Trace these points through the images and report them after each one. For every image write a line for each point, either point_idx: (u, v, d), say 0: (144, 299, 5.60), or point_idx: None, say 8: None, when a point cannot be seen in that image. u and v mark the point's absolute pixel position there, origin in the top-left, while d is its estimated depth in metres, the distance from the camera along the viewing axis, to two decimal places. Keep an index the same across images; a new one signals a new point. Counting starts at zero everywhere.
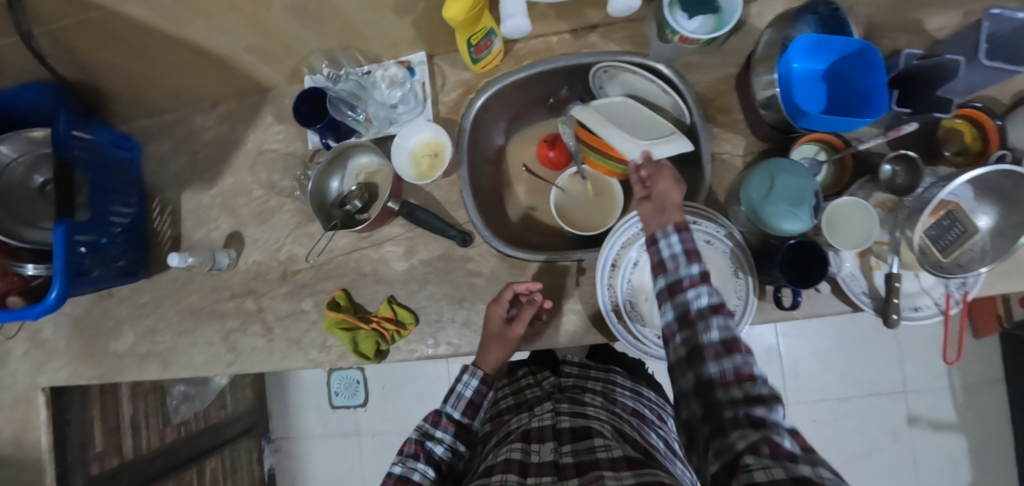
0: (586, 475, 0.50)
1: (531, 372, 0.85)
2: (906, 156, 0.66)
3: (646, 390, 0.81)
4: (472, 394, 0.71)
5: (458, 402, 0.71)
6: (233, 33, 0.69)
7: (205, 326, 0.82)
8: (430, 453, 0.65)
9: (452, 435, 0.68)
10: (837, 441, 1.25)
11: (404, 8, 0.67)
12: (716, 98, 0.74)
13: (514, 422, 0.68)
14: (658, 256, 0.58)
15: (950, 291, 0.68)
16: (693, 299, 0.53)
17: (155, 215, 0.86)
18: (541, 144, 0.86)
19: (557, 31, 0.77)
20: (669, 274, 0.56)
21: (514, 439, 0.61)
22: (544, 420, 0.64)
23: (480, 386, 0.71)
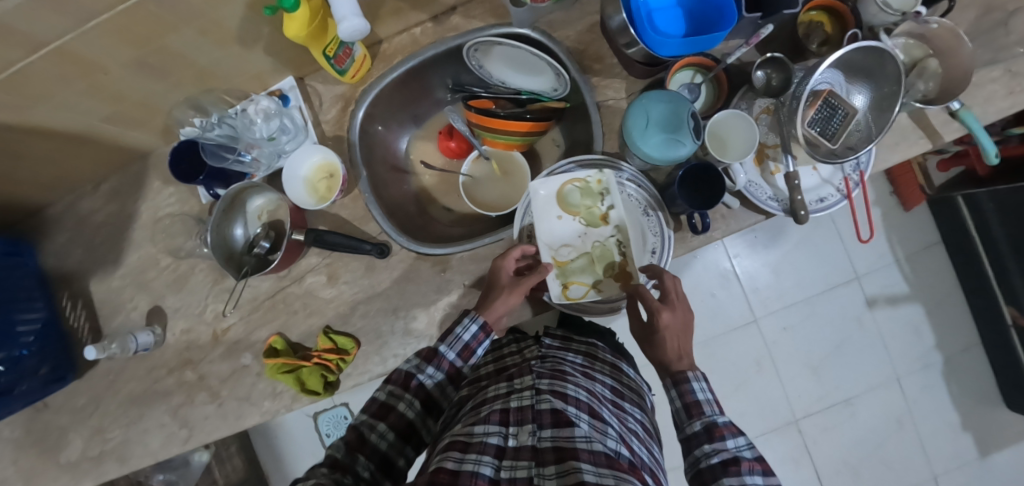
0: (564, 466, 0.48)
1: (514, 339, 0.82)
2: (772, 59, 0.68)
3: (626, 367, 0.81)
4: (472, 340, 0.64)
5: (456, 344, 0.64)
6: (82, 107, 0.66)
7: (151, 410, 0.79)
8: (418, 387, 0.61)
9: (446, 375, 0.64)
10: (811, 340, 1.29)
11: (248, 36, 0.65)
12: (587, 48, 0.74)
13: (492, 391, 0.63)
14: (692, 396, 0.59)
15: (848, 174, 0.71)
16: (733, 447, 0.53)
17: (69, 312, 0.82)
18: (441, 136, 0.87)
19: (418, 22, 0.76)
20: (705, 417, 0.57)
21: (490, 414, 0.57)
22: (523, 399, 0.59)
23: (480, 334, 0.65)
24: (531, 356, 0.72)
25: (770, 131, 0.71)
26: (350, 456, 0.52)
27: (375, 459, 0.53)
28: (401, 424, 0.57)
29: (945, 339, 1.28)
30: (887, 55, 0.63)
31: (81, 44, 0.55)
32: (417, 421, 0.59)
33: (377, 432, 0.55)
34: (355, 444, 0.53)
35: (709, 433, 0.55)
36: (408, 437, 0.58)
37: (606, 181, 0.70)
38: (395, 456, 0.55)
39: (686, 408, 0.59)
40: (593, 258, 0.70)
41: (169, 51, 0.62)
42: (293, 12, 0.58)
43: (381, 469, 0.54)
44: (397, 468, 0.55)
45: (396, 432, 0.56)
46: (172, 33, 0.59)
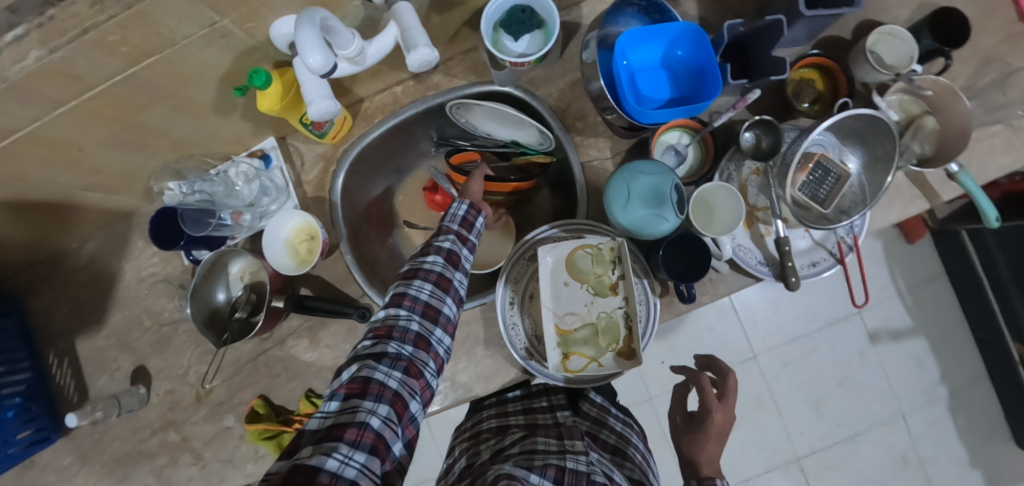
0: None
1: (546, 391, 0.88)
2: (762, 121, 0.66)
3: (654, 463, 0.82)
4: (466, 214, 0.65)
5: (453, 219, 0.64)
6: (59, 180, 0.65)
7: (136, 471, 0.79)
8: (438, 250, 0.60)
9: (456, 237, 0.62)
10: (821, 371, 1.26)
11: (223, 106, 0.64)
12: (569, 107, 0.73)
13: (542, 445, 0.66)
14: None
15: (841, 238, 0.68)
16: None
17: (56, 370, 0.82)
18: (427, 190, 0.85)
19: (399, 80, 0.75)
20: None
21: (547, 466, 0.60)
22: (578, 463, 0.62)
23: (472, 210, 0.65)
24: (569, 420, 0.76)
25: (760, 194, 0.69)
26: (393, 314, 0.53)
27: (418, 309, 0.54)
28: (432, 277, 0.57)
29: (952, 373, 1.24)
30: (882, 124, 0.61)
31: (51, 129, 0.54)
32: (447, 275, 0.59)
33: (412, 287, 0.56)
34: (396, 300, 0.55)
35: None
36: (444, 288, 0.57)
37: (619, 249, 0.63)
38: (438, 306, 0.56)
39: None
40: (599, 328, 0.64)
41: (142, 126, 0.61)
42: (265, 90, 0.57)
43: (427, 320, 0.55)
44: (442, 317, 0.56)
45: (432, 284, 0.57)
46: (143, 111, 0.58)
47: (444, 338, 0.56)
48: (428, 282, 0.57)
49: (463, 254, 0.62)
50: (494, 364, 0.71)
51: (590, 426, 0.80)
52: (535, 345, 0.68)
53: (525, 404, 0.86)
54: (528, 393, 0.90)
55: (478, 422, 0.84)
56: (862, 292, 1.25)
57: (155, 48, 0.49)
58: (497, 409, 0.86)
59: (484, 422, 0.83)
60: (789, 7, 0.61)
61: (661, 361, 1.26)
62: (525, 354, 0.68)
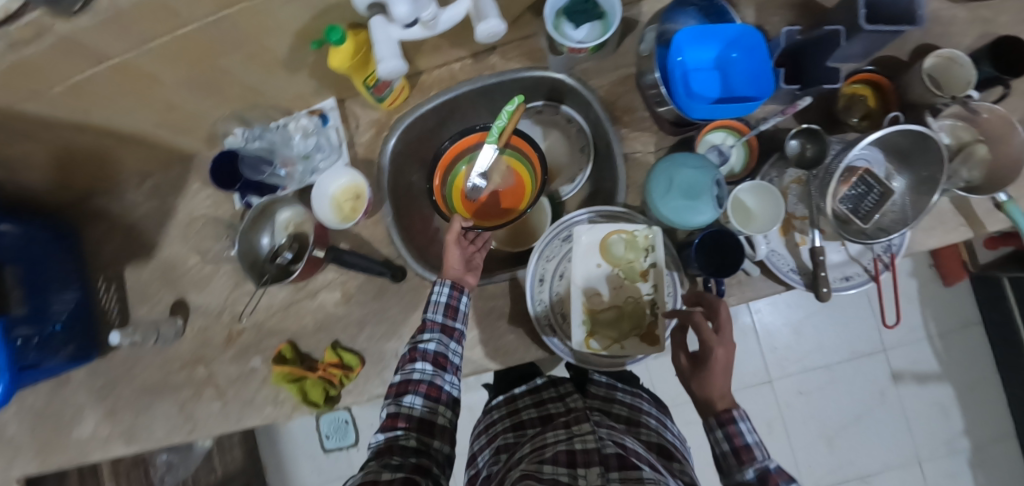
0: None
1: (552, 383, 0.90)
2: (808, 129, 0.67)
3: (670, 424, 0.83)
4: (449, 300, 0.68)
5: (437, 308, 0.68)
6: (136, 113, 0.70)
7: (162, 399, 0.82)
8: (424, 352, 0.65)
9: (442, 333, 0.67)
10: (838, 412, 1.23)
11: (295, 61, 0.68)
12: (618, 100, 0.75)
13: (551, 437, 0.67)
14: (742, 439, 0.55)
15: (878, 255, 0.68)
16: None
17: (102, 294, 0.87)
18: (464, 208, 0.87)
19: (457, 58, 0.78)
20: (757, 462, 0.54)
21: (557, 454, 0.61)
22: (586, 441, 0.64)
23: (454, 292, 0.69)
24: (577, 404, 0.77)
25: (800, 203, 0.70)
26: (390, 436, 0.60)
27: (413, 426, 0.61)
28: (422, 388, 0.63)
29: (976, 425, 1.19)
30: (931, 142, 0.60)
31: (143, 61, 0.60)
32: (437, 381, 0.65)
33: (404, 405, 0.62)
34: (391, 421, 0.62)
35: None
36: (435, 396, 0.64)
37: (654, 238, 0.65)
38: (431, 416, 0.63)
39: (735, 450, 0.55)
40: (625, 310, 0.66)
41: (217, 71, 0.66)
42: (339, 46, 0.61)
43: (424, 431, 0.62)
44: (438, 426, 0.63)
45: (423, 395, 0.63)
46: (223, 56, 0.63)
47: (444, 443, 0.63)
48: (419, 395, 0.63)
49: (450, 350, 0.68)
50: (516, 340, 0.72)
51: (599, 403, 0.80)
52: (559, 324, 0.70)
53: (535, 396, 0.87)
54: (534, 385, 0.91)
55: (491, 424, 0.86)
56: (893, 310, 1.21)
57: None
58: (508, 407, 0.87)
59: (496, 423, 0.85)
60: (848, 21, 0.62)
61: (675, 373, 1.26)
62: (548, 330, 0.69)
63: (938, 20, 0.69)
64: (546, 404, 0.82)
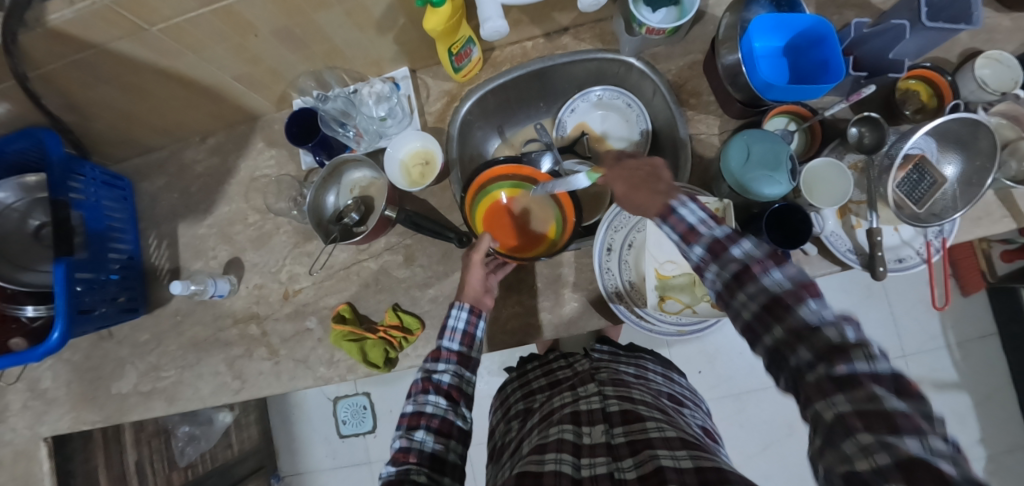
0: (641, 455, 0.52)
1: (562, 355, 0.88)
2: (868, 118, 0.71)
3: (676, 377, 0.84)
4: (466, 327, 0.65)
5: (454, 336, 0.65)
6: (222, 63, 0.71)
7: (210, 356, 0.81)
8: (438, 385, 0.61)
9: (457, 365, 0.63)
10: None
11: (385, 24, 0.71)
12: (686, 83, 0.78)
13: (557, 401, 0.69)
14: (686, 224, 0.52)
15: (930, 240, 0.71)
16: (741, 255, 0.48)
17: (153, 249, 0.86)
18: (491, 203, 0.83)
19: (531, 36, 0.81)
20: (702, 239, 0.51)
21: (562, 419, 0.62)
22: (592, 402, 0.65)
23: (472, 318, 0.65)
24: (584, 367, 0.78)
25: (857, 188, 0.73)
26: (400, 472, 0.53)
27: (424, 463, 0.54)
28: (434, 423, 0.57)
29: (990, 434, 1.22)
30: (984, 128, 0.66)
31: (246, 6, 0.61)
32: (450, 416, 0.59)
33: (415, 441, 0.55)
34: (400, 456, 0.55)
35: (811, 346, 0.41)
36: (448, 432, 0.57)
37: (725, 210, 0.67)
38: (443, 453, 0.56)
39: (770, 312, 0.44)
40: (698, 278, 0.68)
41: (313, 25, 0.68)
42: (438, 7, 0.64)
43: (435, 471, 0.54)
44: (449, 464, 0.56)
45: (435, 431, 0.57)
46: (323, 9, 0.65)
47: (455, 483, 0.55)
48: (430, 430, 0.56)
49: (465, 383, 0.63)
50: (579, 308, 0.74)
51: (605, 362, 0.79)
52: (627, 294, 0.71)
53: (545, 367, 0.85)
54: (544, 358, 0.89)
55: (506, 396, 0.84)
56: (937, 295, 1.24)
57: None
58: (520, 381, 0.85)
59: (510, 394, 0.83)
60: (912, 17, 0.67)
61: (699, 370, 1.28)
62: (616, 298, 0.71)
63: (984, 27, 0.75)
64: (553, 367, 0.83)
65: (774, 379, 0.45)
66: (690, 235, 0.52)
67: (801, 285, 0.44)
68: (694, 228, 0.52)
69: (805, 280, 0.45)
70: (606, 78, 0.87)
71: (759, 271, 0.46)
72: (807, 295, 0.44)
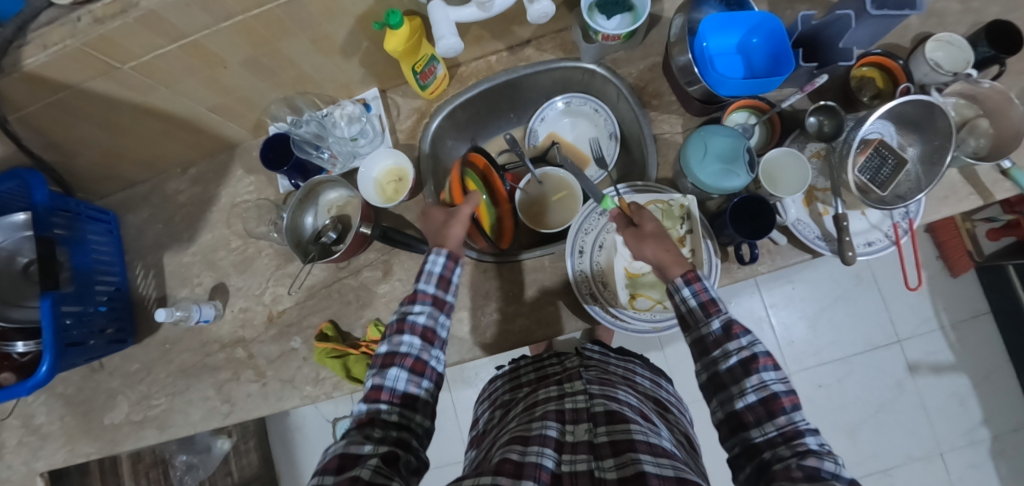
0: (622, 457, 0.53)
1: (557, 354, 0.88)
2: (826, 107, 0.72)
3: (664, 383, 0.85)
4: (443, 271, 0.66)
5: (430, 279, 0.66)
6: (195, 96, 0.74)
7: (199, 382, 0.82)
8: (413, 325, 0.62)
9: (433, 306, 0.64)
10: (842, 406, 1.24)
11: (349, 48, 0.73)
12: (647, 85, 0.80)
13: (543, 394, 0.69)
14: (707, 294, 0.57)
15: (897, 221, 0.72)
16: (752, 344, 0.53)
17: (141, 280, 0.88)
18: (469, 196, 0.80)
19: (494, 50, 0.84)
20: (721, 314, 0.56)
21: (547, 415, 0.62)
22: (577, 402, 0.65)
23: (449, 263, 0.66)
24: (575, 364, 0.78)
25: (820, 176, 0.74)
26: (372, 410, 0.56)
27: (395, 402, 0.57)
28: (408, 362, 0.59)
29: (994, 415, 1.20)
30: (939, 109, 0.66)
31: (212, 39, 0.63)
32: (424, 356, 0.61)
33: (389, 378, 0.58)
34: (374, 393, 0.58)
35: (792, 446, 0.48)
36: (421, 371, 0.60)
37: (689, 206, 0.70)
38: (415, 392, 0.59)
39: (765, 404, 0.51)
40: None
41: (279, 54, 0.70)
42: (397, 29, 0.66)
43: (406, 411, 0.57)
44: (420, 402, 0.59)
45: (409, 370, 0.59)
46: (288, 37, 0.67)
47: (426, 420, 0.59)
48: (404, 369, 0.59)
49: (440, 325, 0.64)
50: (555, 311, 0.75)
51: (595, 362, 0.79)
52: (600, 294, 0.72)
53: (536, 363, 0.86)
54: (537, 357, 0.89)
55: (494, 389, 0.86)
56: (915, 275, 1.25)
57: None
58: (511, 373, 0.87)
59: (499, 388, 0.85)
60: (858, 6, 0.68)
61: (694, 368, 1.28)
62: (590, 299, 0.72)
63: (934, 11, 0.76)
64: (545, 363, 0.83)
65: (739, 471, 0.51)
66: (711, 305, 0.57)
67: (791, 391, 0.52)
68: (715, 301, 0.57)
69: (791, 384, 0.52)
70: (571, 85, 0.89)
71: (763, 363, 0.52)
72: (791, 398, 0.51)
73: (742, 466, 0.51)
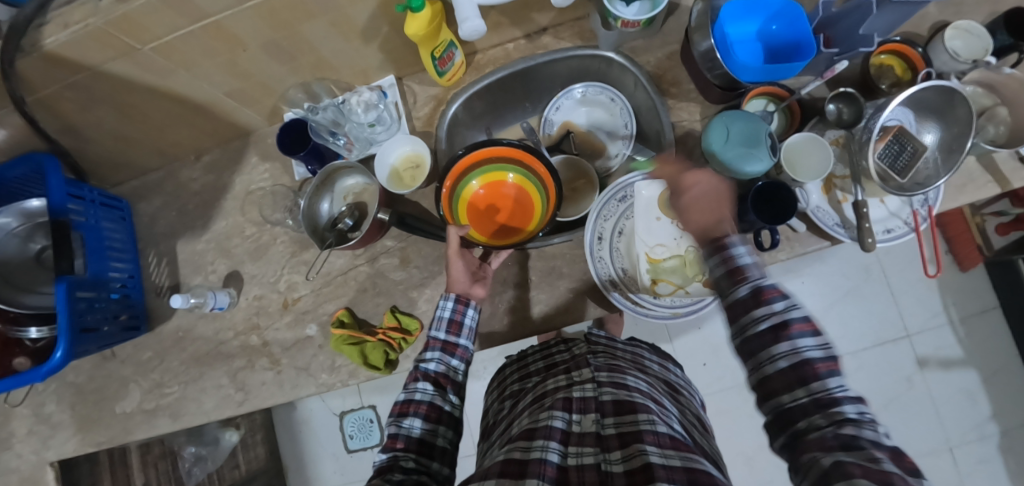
0: (629, 449, 0.52)
1: (564, 341, 0.88)
2: (845, 93, 0.72)
3: (672, 366, 0.84)
4: (453, 315, 0.68)
5: (440, 324, 0.68)
6: (214, 80, 0.74)
7: (213, 370, 0.82)
8: (426, 372, 0.65)
9: (442, 352, 0.67)
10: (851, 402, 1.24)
11: (369, 32, 0.73)
12: (665, 74, 0.80)
13: (551, 384, 0.69)
14: (737, 260, 0.54)
15: (916, 208, 0.72)
16: (784, 309, 0.49)
17: (153, 268, 0.87)
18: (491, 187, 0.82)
19: (512, 38, 0.83)
20: (751, 279, 0.52)
21: (555, 404, 0.61)
22: (585, 390, 0.64)
23: (458, 306, 0.68)
24: (582, 351, 0.78)
25: (839, 163, 0.74)
26: (390, 457, 0.56)
27: (413, 448, 0.57)
28: (422, 409, 0.60)
29: (1002, 410, 1.21)
30: (958, 96, 0.67)
31: (233, 21, 0.63)
32: (438, 401, 0.62)
33: (403, 426, 0.59)
34: (390, 442, 0.58)
35: (828, 414, 0.43)
36: (436, 418, 0.60)
37: None
38: (432, 439, 0.59)
39: (797, 369, 0.46)
40: (686, 260, 0.72)
41: (299, 38, 0.70)
42: (418, 11, 0.66)
43: (422, 456, 0.57)
44: (437, 448, 0.58)
45: (423, 417, 0.60)
46: (309, 21, 0.67)
47: (443, 466, 0.58)
48: (418, 417, 0.60)
49: (452, 369, 0.66)
50: (574, 299, 0.75)
51: (603, 347, 0.79)
52: (618, 280, 0.72)
53: (544, 351, 0.86)
54: (545, 344, 0.89)
55: (504, 378, 0.86)
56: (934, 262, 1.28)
57: None
58: (519, 363, 0.87)
59: (508, 377, 0.85)
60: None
61: (704, 362, 1.28)
62: (609, 285, 0.72)
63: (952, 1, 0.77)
64: (552, 351, 0.83)
65: (773, 438, 0.48)
66: (738, 273, 0.53)
67: (829, 358, 0.47)
68: (744, 268, 0.53)
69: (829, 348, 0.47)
70: (588, 74, 0.89)
71: (798, 329, 0.48)
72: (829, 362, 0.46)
73: (776, 436, 0.47)
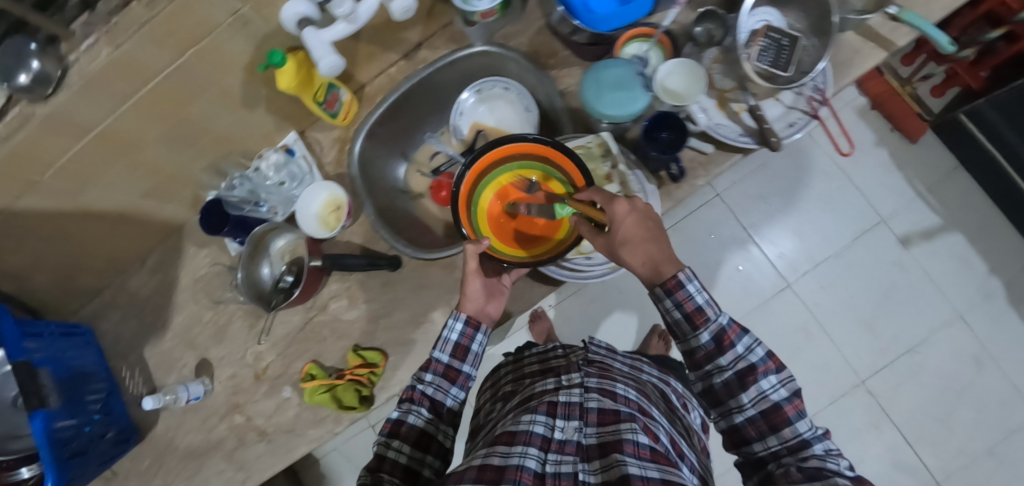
0: (608, 460, 0.51)
1: (562, 345, 0.87)
2: (708, 13, 0.75)
3: (673, 381, 0.85)
4: (461, 338, 0.69)
5: (446, 347, 0.69)
6: (125, 185, 0.77)
7: (209, 459, 0.83)
8: (424, 396, 0.65)
9: (442, 378, 0.67)
10: (845, 306, 1.22)
11: (252, 98, 0.77)
12: (541, 48, 0.83)
13: (540, 387, 0.68)
14: (694, 303, 0.54)
15: (810, 96, 0.73)
16: (744, 351, 0.53)
17: (129, 380, 0.90)
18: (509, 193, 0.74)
19: (392, 62, 0.87)
20: (711, 322, 0.54)
21: (539, 407, 0.60)
22: (572, 394, 0.63)
23: (466, 330, 0.69)
24: (578, 358, 0.77)
25: (726, 77, 0.74)
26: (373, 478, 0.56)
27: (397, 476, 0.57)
28: (411, 436, 0.61)
29: (999, 264, 1.19)
30: None
31: (120, 126, 0.65)
32: (431, 427, 0.63)
33: (390, 450, 0.59)
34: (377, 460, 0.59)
35: (795, 454, 0.51)
36: (425, 447, 0.61)
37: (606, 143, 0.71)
38: (419, 467, 0.59)
39: (767, 417, 0.52)
40: None
41: (189, 122, 0.73)
42: (282, 67, 0.68)
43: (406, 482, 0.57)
44: (422, 477, 0.58)
45: (411, 444, 0.60)
46: (191, 103, 0.70)
47: None
48: (407, 443, 0.60)
49: (451, 395, 0.67)
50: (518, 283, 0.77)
51: (600, 359, 0.78)
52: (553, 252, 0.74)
53: (542, 355, 0.85)
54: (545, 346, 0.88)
55: (497, 379, 0.87)
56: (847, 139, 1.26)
57: (194, 38, 0.60)
58: (515, 363, 0.88)
59: (503, 378, 0.86)
60: None
61: None
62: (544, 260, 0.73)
63: None
64: (549, 355, 0.82)
65: (749, 477, 0.56)
66: (698, 317, 0.54)
67: (792, 396, 0.53)
68: (700, 310, 0.54)
69: (791, 385, 0.53)
70: (477, 73, 0.91)
71: (761, 371, 0.53)
72: (791, 397, 0.53)
73: (750, 474, 0.56)
